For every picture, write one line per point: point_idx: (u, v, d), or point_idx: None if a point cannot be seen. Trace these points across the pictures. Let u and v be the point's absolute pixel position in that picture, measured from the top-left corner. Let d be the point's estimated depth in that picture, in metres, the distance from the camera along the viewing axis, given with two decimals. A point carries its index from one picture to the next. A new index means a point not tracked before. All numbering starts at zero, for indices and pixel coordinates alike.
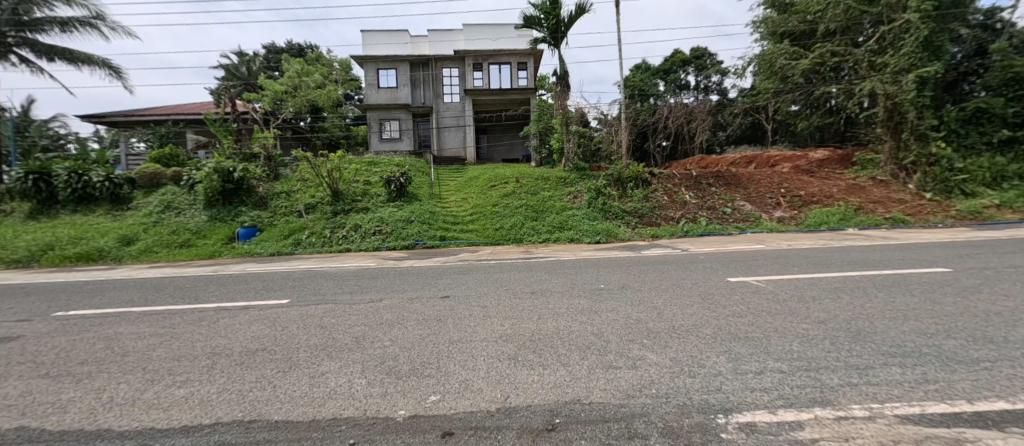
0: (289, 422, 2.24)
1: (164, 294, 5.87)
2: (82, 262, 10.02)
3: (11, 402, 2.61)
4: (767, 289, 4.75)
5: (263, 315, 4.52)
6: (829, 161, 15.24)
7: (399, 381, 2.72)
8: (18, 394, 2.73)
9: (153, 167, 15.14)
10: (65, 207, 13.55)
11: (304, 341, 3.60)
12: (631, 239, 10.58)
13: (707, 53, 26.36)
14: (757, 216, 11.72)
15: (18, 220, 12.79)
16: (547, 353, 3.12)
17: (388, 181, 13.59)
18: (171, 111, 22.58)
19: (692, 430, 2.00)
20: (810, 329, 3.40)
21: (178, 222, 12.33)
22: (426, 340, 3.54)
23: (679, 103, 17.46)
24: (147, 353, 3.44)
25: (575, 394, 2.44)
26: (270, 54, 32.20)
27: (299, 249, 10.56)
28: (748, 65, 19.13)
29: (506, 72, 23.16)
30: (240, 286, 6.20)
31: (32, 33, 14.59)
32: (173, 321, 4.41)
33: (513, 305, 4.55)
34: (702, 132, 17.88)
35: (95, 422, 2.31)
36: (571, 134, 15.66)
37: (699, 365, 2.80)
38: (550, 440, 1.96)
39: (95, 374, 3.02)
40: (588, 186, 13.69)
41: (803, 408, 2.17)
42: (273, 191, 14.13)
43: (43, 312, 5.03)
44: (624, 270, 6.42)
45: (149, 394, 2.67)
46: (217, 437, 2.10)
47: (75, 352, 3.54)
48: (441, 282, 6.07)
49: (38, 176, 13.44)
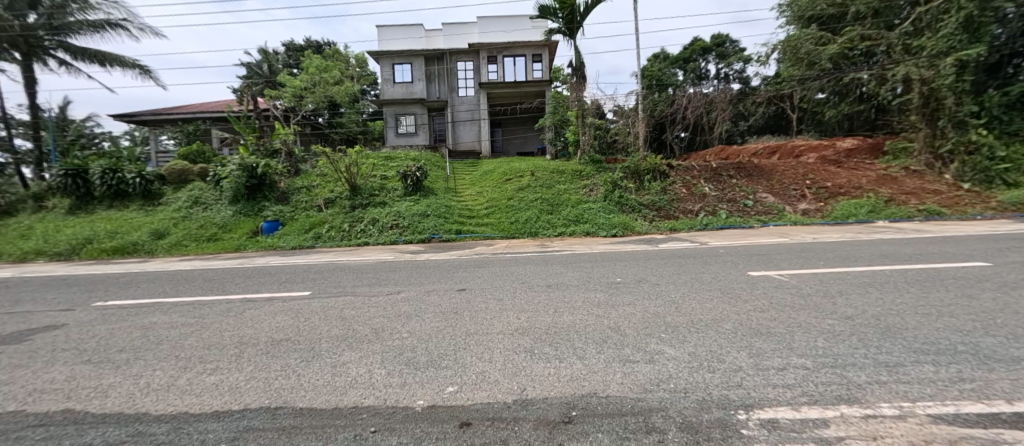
0: (313, 409, 2.30)
1: (194, 285, 6.09)
2: (117, 255, 10.51)
3: (57, 386, 2.76)
4: (790, 284, 4.62)
5: (287, 306, 4.65)
6: (858, 150, 14.75)
7: (417, 372, 2.76)
8: (64, 379, 2.88)
9: (181, 164, 15.65)
10: (101, 203, 14.21)
11: (325, 332, 3.69)
12: (648, 233, 10.41)
13: (729, 40, 25.42)
14: (781, 208, 11.37)
15: (60, 216, 13.51)
16: (563, 347, 3.10)
17: (405, 176, 13.75)
18: (195, 109, 23.24)
19: (712, 425, 1.96)
20: (836, 325, 3.29)
21: (206, 216, 12.76)
22: (444, 332, 3.57)
23: (697, 93, 16.98)
24: (180, 341, 3.58)
25: (592, 388, 2.43)
26: (290, 51, 32.87)
27: (319, 242, 10.82)
28: (772, 51, 18.41)
29: (520, 65, 23.03)
30: (264, 279, 6.37)
31: (67, 36, 15.20)
32: (203, 311, 4.59)
33: (529, 298, 4.55)
34: (722, 122, 17.39)
35: (134, 406, 2.42)
36: (587, 126, 15.58)
37: (719, 360, 2.75)
38: (567, 433, 1.96)
39: (132, 361, 3.17)
40: (604, 179, 13.53)
41: (829, 405, 2.11)
42: (294, 186, 14.47)
43: (83, 302, 5.30)
44: (640, 263, 6.34)
45: (182, 380, 2.78)
46: (247, 423, 2.17)
47: (113, 339, 3.72)
48: (457, 275, 6.12)
49: (75, 173, 14.10)
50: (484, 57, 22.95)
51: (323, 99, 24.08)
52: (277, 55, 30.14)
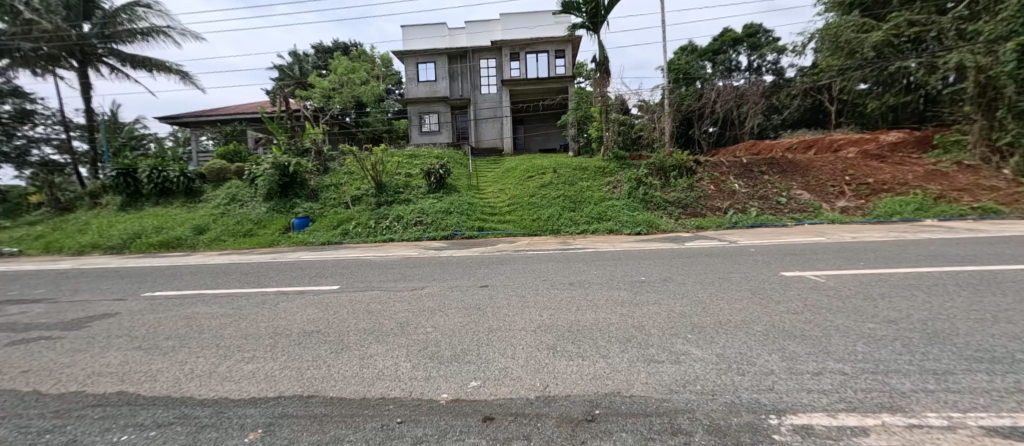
0: (342, 398, 2.35)
1: (232, 278, 6.38)
2: (163, 249, 11.12)
3: (112, 370, 2.93)
4: (827, 285, 4.40)
5: (317, 299, 4.80)
6: (904, 144, 13.89)
7: (441, 365, 2.78)
8: (119, 363, 3.07)
9: (219, 163, 16.38)
10: (148, 200, 15.05)
11: (353, 325, 3.77)
12: (674, 231, 10.14)
13: (762, 30, 24.37)
14: (817, 206, 10.85)
15: (112, 212, 14.42)
16: (586, 345, 3.06)
17: (428, 173, 13.92)
18: (233, 111, 24.28)
19: (742, 429, 1.88)
20: (877, 329, 3.11)
21: (243, 213, 13.32)
22: (467, 327, 3.59)
23: (727, 86, 16.41)
24: (220, 330, 3.75)
25: (616, 386, 2.38)
26: (319, 53, 33.83)
27: (347, 238, 11.10)
28: (809, 41, 17.58)
29: (543, 61, 22.88)
30: (296, 273, 6.60)
31: (118, 44, 16.15)
32: (240, 302, 4.79)
33: (551, 296, 4.52)
34: (754, 116, 16.83)
35: (179, 390, 2.54)
36: (611, 122, 15.35)
37: (749, 362, 2.64)
38: (590, 431, 1.92)
39: (178, 348, 3.33)
40: (628, 175, 13.31)
41: (869, 413, 1.99)
42: (323, 184, 14.87)
43: (134, 292, 5.64)
44: (666, 262, 6.20)
45: (222, 367, 2.90)
46: (281, 409, 2.24)
47: (161, 327, 3.93)
48: (479, 271, 6.14)
49: (126, 173, 14.97)
50: (507, 54, 22.94)
51: (350, 98, 24.67)
52: (308, 58, 31.09)
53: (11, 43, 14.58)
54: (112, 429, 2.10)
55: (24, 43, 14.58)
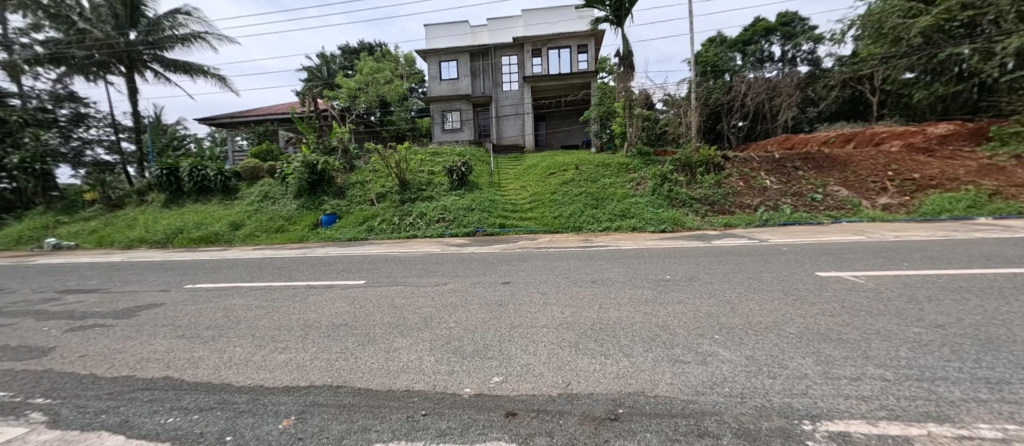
0: (369, 390, 2.39)
1: (265, 272, 6.63)
2: (202, 244, 11.69)
3: (159, 356, 3.09)
4: (867, 286, 4.16)
5: (344, 293, 4.93)
6: (953, 137, 13.01)
7: (464, 360, 2.79)
8: (165, 350, 3.23)
9: (253, 162, 17.01)
10: (189, 197, 15.83)
11: (379, 319, 3.84)
12: (700, 228, 9.87)
13: (798, 18, 23.30)
14: (856, 203, 10.33)
15: (157, 208, 15.25)
16: (609, 343, 3.00)
17: (451, 171, 14.03)
18: (266, 111, 25.19)
19: (773, 434, 1.80)
20: (923, 334, 2.92)
21: (274, 210, 13.79)
22: (489, 323, 3.59)
23: (759, 78, 16.01)
24: (255, 321, 3.89)
25: (639, 386, 2.32)
26: (346, 54, 34.64)
27: (372, 235, 11.34)
28: (849, 29, 16.72)
29: (565, 57, 22.67)
30: (324, 268, 6.80)
31: (161, 50, 16.98)
32: (273, 295, 4.97)
33: (573, 293, 4.47)
34: (788, 108, 16.10)
35: (219, 377, 2.65)
36: (634, 118, 15.01)
37: (781, 365, 2.52)
38: (613, 430, 1.88)
39: (217, 337, 3.48)
40: (652, 171, 13.04)
41: (915, 422, 1.86)
42: (349, 181, 15.21)
43: (177, 284, 5.95)
44: (692, 260, 6.03)
45: (258, 356, 3.01)
46: (310, 398, 2.30)
47: (202, 317, 4.11)
48: (501, 268, 6.12)
49: (169, 172, 15.80)
50: (529, 51, 22.84)
51: (376, 98, 25.15)
52: (335, 59, 31.90)
53: (67, 51, 15.88)
54: (160, 412, 2.21)
55: (77, 50, 15.74)
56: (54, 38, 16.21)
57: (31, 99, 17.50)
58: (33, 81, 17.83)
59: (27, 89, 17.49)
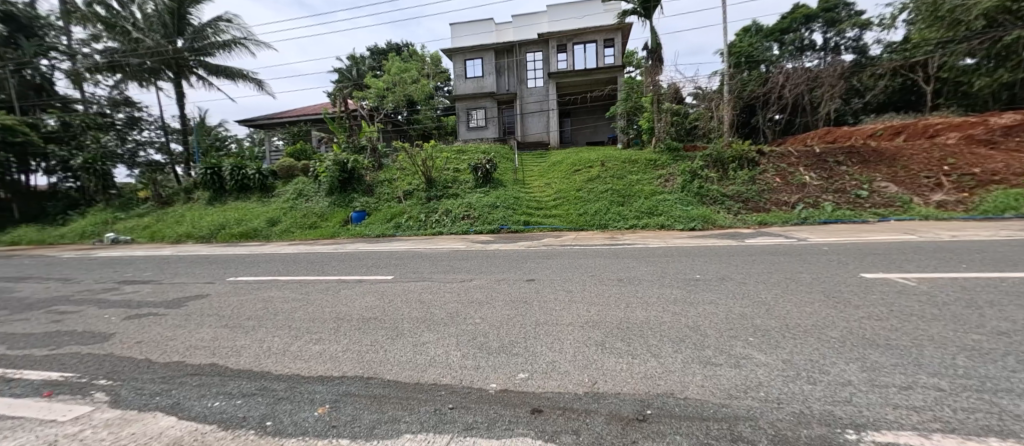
0: (399, 382, 2.44)
1: (299, 266, 6.88)
2: (242, 239, 12.28)
3: (206, 344, 3.26)
4: (918, 289, 3.90)
5: (373, 288, 5.04)
6: (1019, 128, 11.98)
7: (490, 356, 2.79)
8: (211, 338, 3.40)
9: (288, 161, 17.63)
10: (231, 195, 16.62)
11: (407, 313, 3.90)
12: (733, 227, 9.52)
13: (842, 3, 22.00)
14: (906, 200, 9.71)
15: (202, 205, 16.11)
16: (636, 343, 2.94)
17: (476, 168, 14.11)
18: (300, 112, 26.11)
19: (814, 442, 1.71)
20: (983, 341, 2.70)
21: (308, 207, 14.26)
22: (514, 320, 3.58)
23: (798, 68, 15.22)
24: (292, 313, 4.04)
25: (668, 387, 2.26)
26: (374, 55, 35.40)
27: (400, 231, 11.57)
28: (900, 12, 15.69)
29: (591, 51, 22.35)
30: (354, 263, 6.99)
31: (206, 56, 17.83)
32: (307, 289, 5.15)
33: (599, 292, 4.40)
34: (830, 100, 15.20)
35: (259, 365, 2.76)
36: (663, 112, 14.63)
37: (822, 371, 2.40)
38: (642, 431, 1.83)
39: (257, 327, 3.63)
40: (682, 168, 12.70)
41: (972, 436, 1.72)
42: (378, 179, 15.53)
43: (220, 277, 6.27)
44: (724, 259, 5.83)
45: (294, 347, 3.11)
46: (343, 388, 2.36)
47: (243, 308, 4.31)
48: (526, 265, 6.11)
49: (212, 171, 16.66)
50: (554, 46, 22.67)
51: (403, 97, 25.59)
52: (365, 59, 32.67)
53: (123, 59, 16.96)
54: (207, 396, 2.32)
55: (132, 58, 16.82)
56: (113, 48, 17.48)
57: (92, 105, 19.14)
58: (94, 88, 19.30)
59: (90, 95, 19.12)
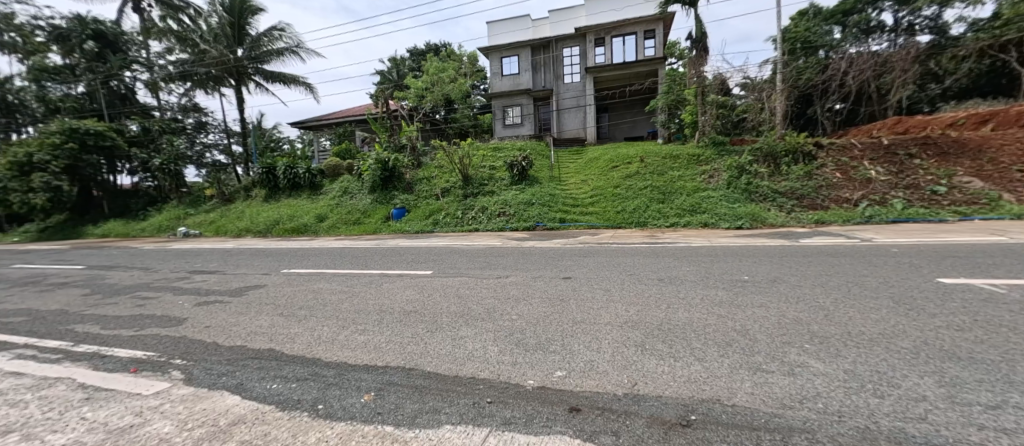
0: (439, 374, 2.49)
1: (345, 260, 7.21)
2: (293, 234, 13.05)
3: (264, 330, 3.48)
4: (1007, 297, 3.48)
5: (413, 282, 5.18)
6: None
7: (527, 353, 2.79)
8: (268, 325, 3.63)
9: (335, 161, 18.46)
10: (284, 193, 17.67)
11: (445, 308, 3.98)
12: (784, 225, 8.95)
13: None
14: (993, 196, 8.70)
15: (259, 202, 17.26)
16: (678, 345, 2.83)
17: (512, 165, 14.16)
18: (346, 113, 27.30)
19: None
20: None
21: (352, 204, 14.89)
22: (551, 317, 3.56)
23: (864, 53, 13.99)
24: (338, 305, 4.23)
25: (714, 393, 2.16)
26: (415, 56, 36.31)
27: (438, 228, 11.83)
28: None
29: (630, 44, 21.72)
30: (395, 258, 7.23)
31: (264, 64, 19.05)
32: (352, 282, 5.39)
33: (638, 291, 4.28)
34: (900, 86, 13.94)
35: (310, 352, 2.91)
36: (708, 105, 13.97)
37: (890, 384, 2.20)
38: (686, 437, 1.76)
39: (308, 316, 3.84)
40: (728, 163, 12.11)
41: None
42: (418, 177, 15.94)
43: (275, 269, 6.70)
44: (775, 260, 5.49)
45: (341, 336, 3.26)
46: (387, 377, 2.45)
47: (296, 298, 4.58)
48: (562, 263, 6.05)
49: (268, 170, 17.80)
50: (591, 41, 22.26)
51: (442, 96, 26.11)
52: (406, 61, 33.58)
53: (193, 69, 18.45)
54: (267, 378, 2.48)
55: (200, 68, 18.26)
56: (183, 59, 19.12)
57: (167, 112, 20.91)
58: (168, 96, 21.20)
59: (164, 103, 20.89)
